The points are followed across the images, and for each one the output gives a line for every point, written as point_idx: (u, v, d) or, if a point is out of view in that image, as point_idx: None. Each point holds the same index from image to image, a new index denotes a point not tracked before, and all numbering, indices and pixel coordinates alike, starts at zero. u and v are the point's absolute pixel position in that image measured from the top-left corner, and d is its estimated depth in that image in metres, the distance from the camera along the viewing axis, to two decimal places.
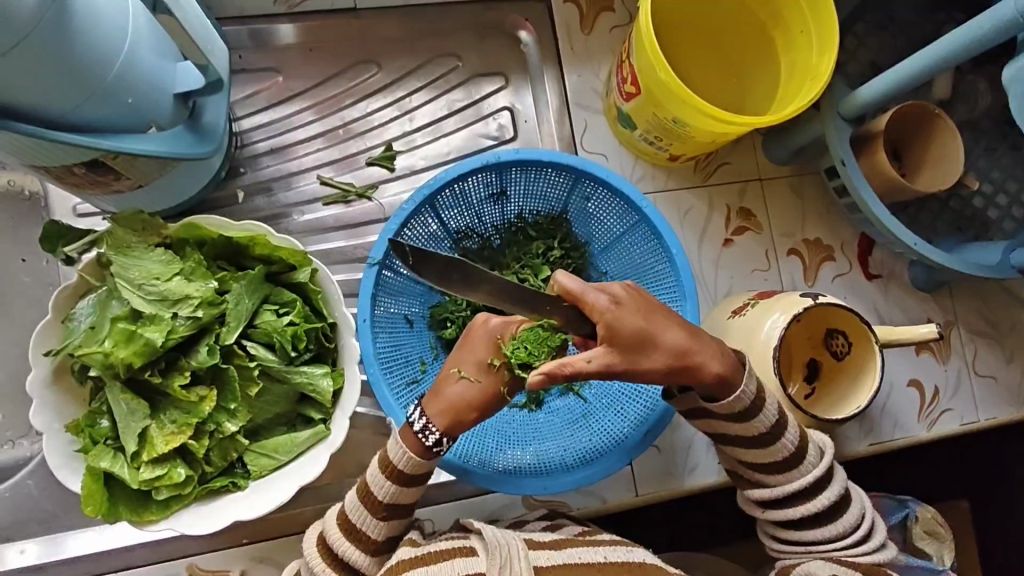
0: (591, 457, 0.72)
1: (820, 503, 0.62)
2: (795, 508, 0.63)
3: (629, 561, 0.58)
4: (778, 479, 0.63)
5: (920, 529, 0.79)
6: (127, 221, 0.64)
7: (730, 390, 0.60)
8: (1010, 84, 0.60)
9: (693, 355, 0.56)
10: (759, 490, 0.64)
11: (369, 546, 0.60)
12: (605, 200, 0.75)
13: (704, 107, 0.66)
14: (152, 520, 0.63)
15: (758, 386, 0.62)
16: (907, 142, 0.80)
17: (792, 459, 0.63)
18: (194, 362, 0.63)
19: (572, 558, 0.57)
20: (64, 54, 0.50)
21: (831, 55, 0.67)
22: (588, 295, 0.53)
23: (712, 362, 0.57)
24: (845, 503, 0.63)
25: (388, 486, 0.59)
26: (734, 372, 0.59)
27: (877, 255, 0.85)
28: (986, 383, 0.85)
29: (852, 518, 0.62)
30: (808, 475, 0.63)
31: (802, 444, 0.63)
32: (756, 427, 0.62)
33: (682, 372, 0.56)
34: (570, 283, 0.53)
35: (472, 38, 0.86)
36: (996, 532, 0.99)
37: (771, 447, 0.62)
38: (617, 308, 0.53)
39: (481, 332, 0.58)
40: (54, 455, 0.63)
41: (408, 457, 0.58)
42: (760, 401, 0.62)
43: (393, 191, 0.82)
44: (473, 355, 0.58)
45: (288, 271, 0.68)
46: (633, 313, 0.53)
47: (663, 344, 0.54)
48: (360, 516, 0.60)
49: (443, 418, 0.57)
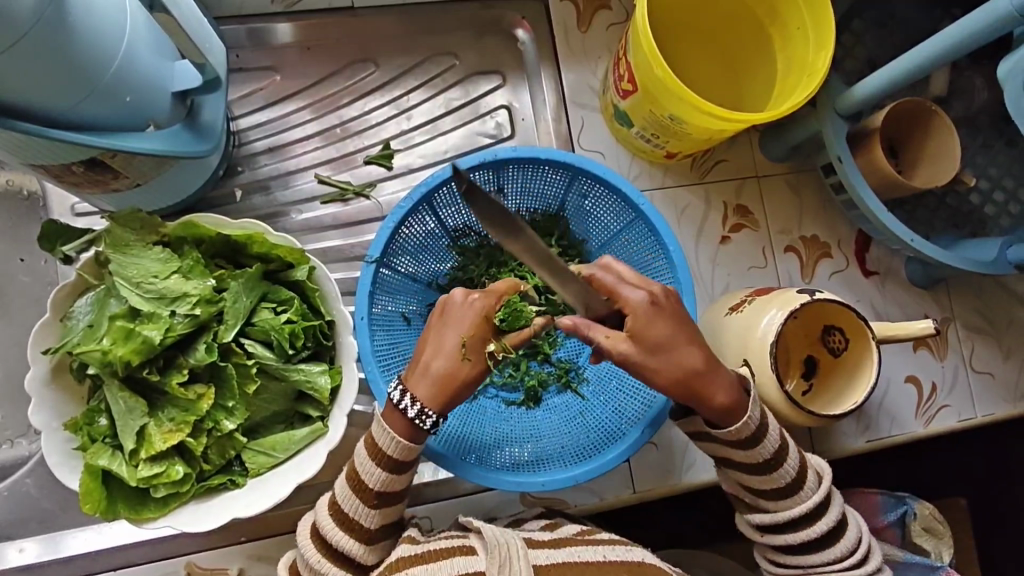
0: (589, 454, 0.72)
1: (819, 530, 0.63)
2: (793, 535, 0.63)
3: (628, 560, 0.58)
4: (779, 507, 0.63)
5: (919, 526, 0.85)
6: (123, 220, 0.64)
7: (733, 419, 0.61)
8: (1006, 80, 0.60)
9: (700, 380, 0.59)
10: (759, 516, 0.64)
11: (364, 535, 0.60)
12: (602, 197, 0.75)
13: (698, 104, 0.66)
14: (151, 517, 0.63)
15: (763, 412, 0.63)
16: (904, 140, 0.80)
17: (793, 485, 0.63)
18: (192, 360, 0.63)
19: (572, 556, 0.57)
20: (63, 52, 0.50)
21: (828, 52, 0.67)
22: (621, 288, 0.58)
23: (721, 390, 0.60)
24: (841, 526, 0.64)
25: (378, 473, 0.60)
26: (734, 405, 0.60)
27: (874, 252, 0.86)
28: (983, 379, 0.85)
29: (848, 540, 0.63)
30: (810, 503, 0.63)
31: (799, 476, 0.63)
32: (759, 454, 0.62)
33: (684, 391, 0.59)
34: (608, 278, 0.59)
35: (470, 37, 0.86)
36: (993, 530, 0.99)
37: (771, 476, 0.63)
38: (646, 304, 0.58)
39: (461, 311, 0.60)
40: (52, 453, 0.63)
41: (398, 444, 0.59)
42: (765, 427, 0.62)
43: (391, 189, 0.83)
44: (467, 336, 0.59)
45: (286, 269, 0.68)
46: (658, 313, 0.58)
47: (683, 354, 0.59)
48: (352, 506, 0.60)
49: (434, 395, 0.58)
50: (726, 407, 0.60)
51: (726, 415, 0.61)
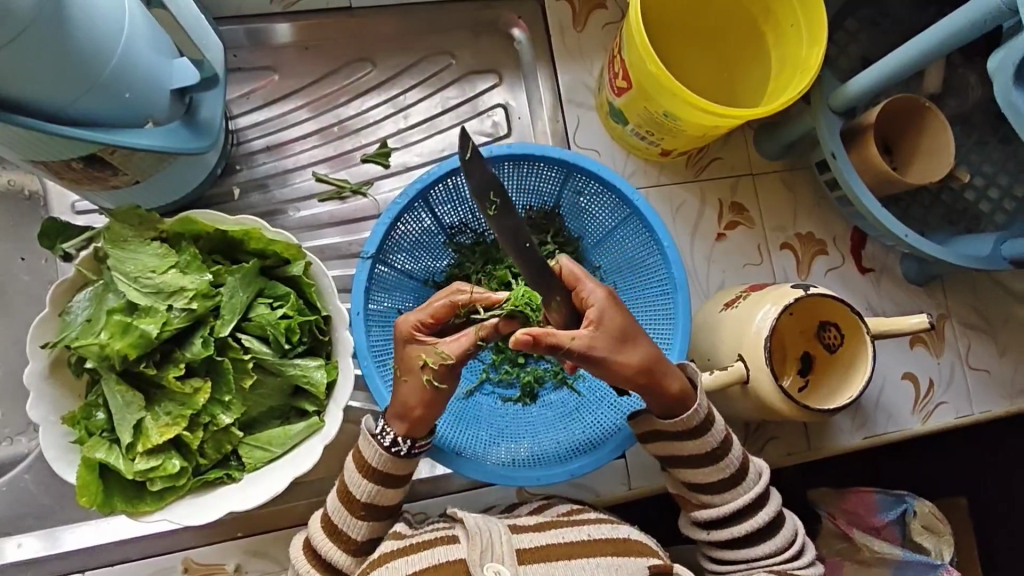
0: (585, 449, 0.72)
1: (761, 520, 0.63)
2: (739, 527, 0.63)
3: (613, 537, 0.59)
4: (723, 500, 0.64)
5: (919, 524, 0.86)
6: (123, 215, 0.65)
7: (684, 407, 0.62)
8: (995, 74, 0.60)
9: (658, 370, 0.59)
10: (706, 511, 0.64)
11: (350, 547, 0.61)
12: (597, 194, 0.75)
13: (690, 98, 0.67)
14: (148, 511, 0.64)
15: (709, 409, 0.63)
16: (897, 138, 0.80)
17: (734, 478, 0.64)
18: (189, 354, 0.63)
19: (555, 538, 0.57)
20: (62, 46, 0.51)
21: (820, 49, 0.67)
22: (581, 281, 0.59)
23: (673, 376, 0.61)
24: (778, 522, 0.64)
25: (366, 485, 0.61)
26: (685, 395, 0.62)
27: (870, 248, 0.86)
28: (980, 376, 0.85)
29: (785, 533, 0.64)
30: (750, 494, 0.64)
31: (741, 465, 0.64)
32: (706, 443, 0.63)
33: (648, 383, 0.59)
34: (574, 269, 0.59)
35: (466, 36, 0.87)
36: (995, 530, 0.98)
37: (718, 465, 0.63)
38: (606, 301, 0.58)
39: (404, 345, 0.59)
40: (50, 447, 0.63)
41: (383, 455, 0.60)
42: (710, 423, 0.63)
43: (388, 187, 0.83)
44: (402, 372, 0.59)
45: (283, 265, 0.69)
46: (614, 308, 0.58)
47: (641, 343, 0.59)
48: (341, 517, 0.61)
49: (402, 424, 0.60)
50: (675, 393, 0.61)
51: (679, 402, 0.62)
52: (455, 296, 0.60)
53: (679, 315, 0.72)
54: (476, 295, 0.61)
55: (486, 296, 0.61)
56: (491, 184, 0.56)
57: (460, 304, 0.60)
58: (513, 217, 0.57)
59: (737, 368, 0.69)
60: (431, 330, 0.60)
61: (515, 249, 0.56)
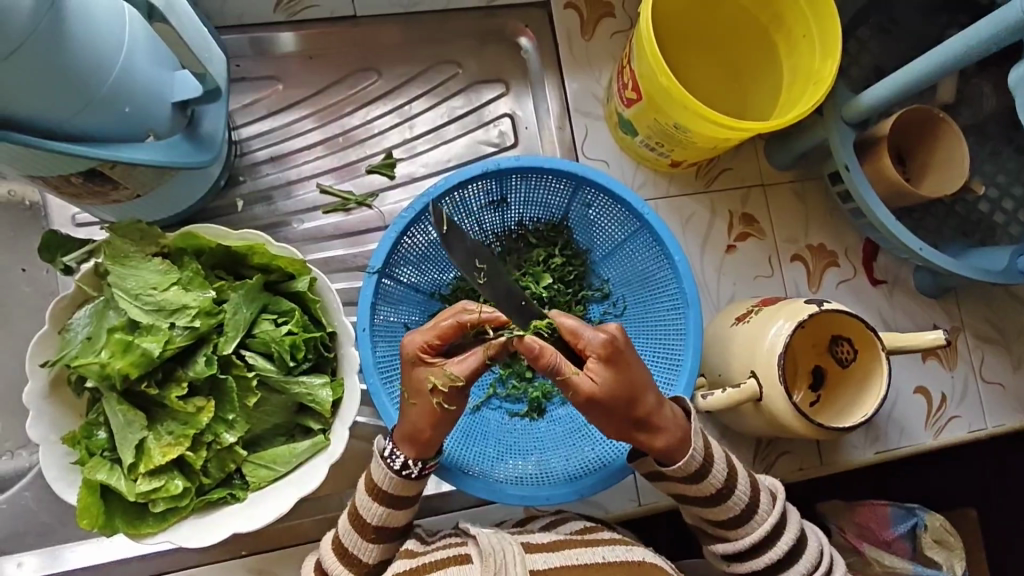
0: (595, 467, 0.71)
1: (780, 551, 0.62)
2: (757, 562, 0.62)
3: (627, 561, 0.57)
4: (739, 534, 0.63)
5: (930, 538, 0.84)
6: (124, 231, 0.63)
7: (677, 458, 0.60)
8: (1015, 88, 0.59)
9: (650, 423, 0.58)
10: (722, 546, 0.63)
11: (363, 569, 0.60)
12: (606, 207, 0.74)
13: (699, 108, 0.65)
14: (150, 532, 0.63)
15: (706, 446, 0.61)
16: (911, 148, 0.79)
17: (747, 512, 0.62)
18: (192, 373, 0.62)
19: (570, 560, 0.56)
20: (60, 61, 0.49)
21: (834, 60, 0.66)
22: (582, 332, 0.55)
23: (667, 431, 0.59)
24: (798, 550, 0.63)
25: (376, 508, 0.60)
26: (679, 447, 0.59)
27: (882, 260, 0.85)
28: (994, 390, 0.84)
29: (808, 559, 0.63)
30: (763, 529, 0.62)
31: (750, 500, 0.62)
32: (711, 486, 0.61)
33: (637, 433, 0.58)
34: (569, 322, 0.56)
35: (473, 44, 0.86)
36: (1006, 544, 0.97)
37: (723, 506, 0.62)
38: (603, 357, 0.55)
39: (414, 364, 0.57)
40: (50, 468, 0.62)
41: (393, 478, 0.59)
42: (710, 462, 0.61)
43: (393, 199, 0.82)
44: (411, 395, 0.57)
45: (287, 280, 0.68)
46: (612, 364, 0.55)
47: (636, 400, 0.56)
48: (352, 539, 0.60)
49: (409, 446, 0.59)
50: (666, 447, 0.59)
51: (669, 455, 0.60)
52: (463, 316, 0.57)
53: (690, 331, 0.71)
54: (484, 315, 0.57)
55: (496, 316, 0.58)
56: (475, 252, 0.60)
57: (467, 325, 0.57)
58: (500, 282, 0.61)
59: (750, 385, 0.67)
60: (439, 350, 0.57)
61: (510, 309, 0.60)
